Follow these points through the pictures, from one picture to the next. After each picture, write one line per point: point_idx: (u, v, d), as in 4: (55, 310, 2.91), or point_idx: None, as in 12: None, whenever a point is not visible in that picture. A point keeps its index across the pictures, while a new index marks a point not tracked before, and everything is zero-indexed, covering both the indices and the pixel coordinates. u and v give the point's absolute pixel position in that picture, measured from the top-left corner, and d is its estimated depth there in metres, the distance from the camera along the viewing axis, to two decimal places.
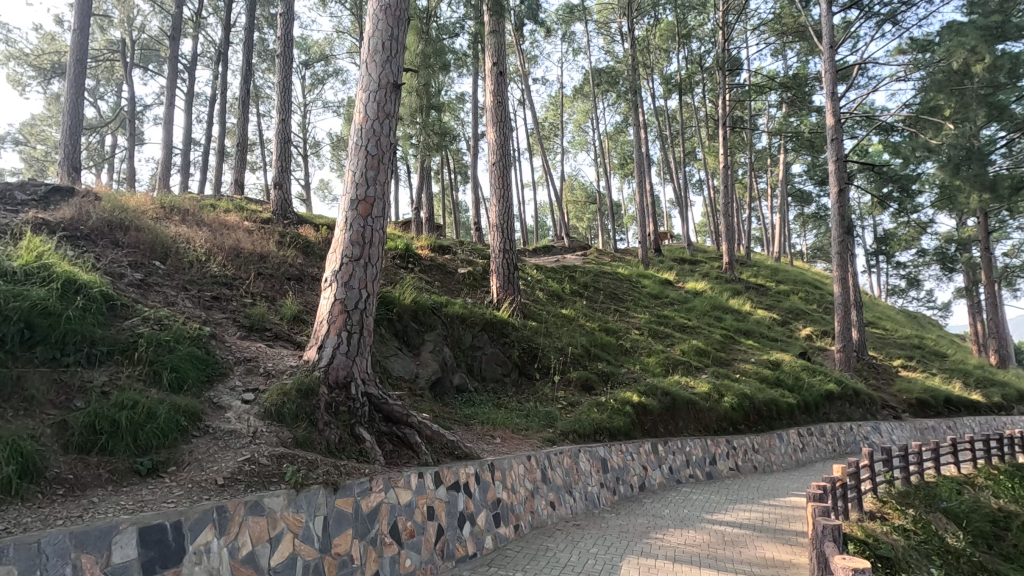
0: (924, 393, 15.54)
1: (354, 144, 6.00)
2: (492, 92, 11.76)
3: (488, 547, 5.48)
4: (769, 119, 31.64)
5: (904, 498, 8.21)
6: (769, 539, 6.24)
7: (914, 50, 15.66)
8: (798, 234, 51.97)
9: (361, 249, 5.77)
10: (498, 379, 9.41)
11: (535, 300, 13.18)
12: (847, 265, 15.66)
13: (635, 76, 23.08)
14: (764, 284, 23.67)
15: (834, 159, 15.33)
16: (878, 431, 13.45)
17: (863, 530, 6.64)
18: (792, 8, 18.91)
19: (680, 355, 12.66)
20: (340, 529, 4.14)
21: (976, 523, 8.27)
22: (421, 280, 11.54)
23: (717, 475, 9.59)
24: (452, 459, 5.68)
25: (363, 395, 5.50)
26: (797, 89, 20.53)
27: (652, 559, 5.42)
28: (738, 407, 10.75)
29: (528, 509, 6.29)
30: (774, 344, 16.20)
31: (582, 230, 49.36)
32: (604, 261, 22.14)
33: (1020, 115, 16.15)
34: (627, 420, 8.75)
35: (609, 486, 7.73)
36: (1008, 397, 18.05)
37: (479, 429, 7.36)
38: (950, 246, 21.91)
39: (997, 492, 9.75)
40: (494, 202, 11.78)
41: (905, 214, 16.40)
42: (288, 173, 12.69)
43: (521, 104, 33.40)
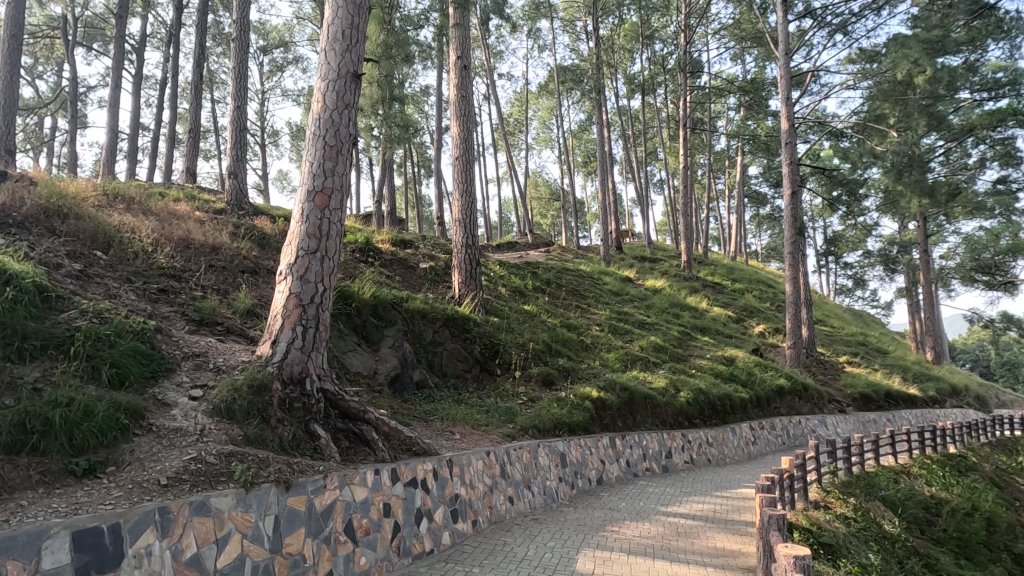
0: (867, 387, 16.35)
1: (312, 134, 5.84)
2: (456, 85, 11.68)
3: (445, 543, 5.46)
4: (727, 121, 32.49)
5: (846, 487, 8.62)
6: (719, 529, 6.44)
7: (862, 60, 16.33)
8: (753, 234, 53.75)
9: (317, 242, 5.63)
10: (458, 375, 9.39)
11: (498, 296, 13.17)
12: (798, 266, 16.30)
13: (598, 76, 23.33)
14: (721, 283, 24.37)
15: (788, 162, 15.83)
16: (824, 424, 14.06)
17: (807, 519, 6.94)
18: (750, 14, 19.47)
19: (638, 352, 12.88)
20: (292, 528, 4.05)
21: (911, 510, 8.78)
22: (382, 274, 11.38)
23: (672, 468, 9.84)
24: (410, 456, 5.62)
25: (318, 391, 5.37)
26: (755, 94, 21.16)
27: (607, 552, 5.51)
28: (693, 402, 11.03)
29: (486, 505, 6.29)
30: (729, 340, 16.72)
31: (546, 226, 49.73)
32: (567, 258, 22.32)
33: (957, 125, 17.11)
34: (587, 415, 8.87)
35: (568, 480, 7.83)
36: (942, 391, 19.17)
37: (438, 425, 7.32)
38: (893, 248, 23.06)
39: (930, 480, 10.33)
40: (457, 196, 11.71)
41: (852, 217, 17.16)
42: (243, 162, 12.25)
43: (486, 98, 33.28)
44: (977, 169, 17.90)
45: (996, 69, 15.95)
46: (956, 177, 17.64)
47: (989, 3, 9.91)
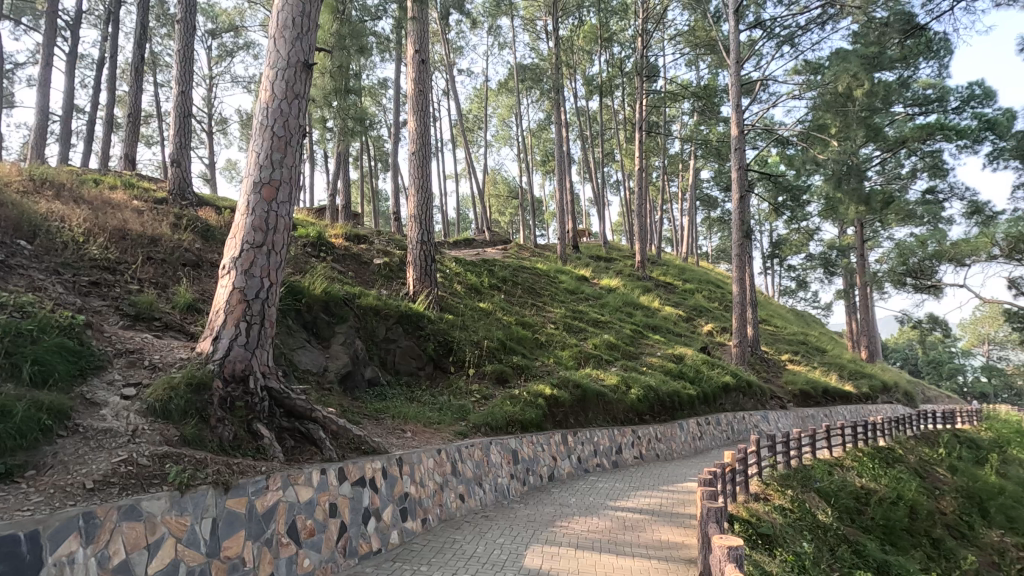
0: (806, 384, 17.17)
1: (259, 122, 5.64)
2: (413, 79, 11.51)
3: (393, 542, 5.41)
4: (681, 125, 33.37)
5: (785, 479, 9.05)
6: (665, 522, 6.65)
7: (808, 71, 17.07)
8: (704, 236, 55.53)
9: (264, 236, 5.45)
10: (412, 373, 9.29)
11: (453, 293, 13.11)
12: (744, 267, 16.92)
13: (558, 75, 23.53)
14: (672, 283, 25.05)
15: (737, 168, 16.37)
16: (766, 419, 14.67)
17: (748, 510, 7.23)
18: (704, 22, 20.07)
19: (591, 349, 13.08)
20: (231, 531, 3.91)
21: (843, 501, 9.30)
22: (334, 269, 11.13)
23: (622, 463, 10.07)
24: (358, 454, 5.53)
25: (262, 390, 5.21)
26: (708, 100, 21.81)
27: (555, 547, 5.58)
28: (643, 399, 11.31)
29: (435, 503, 6.26)
30: (679, 339, 17.22)
31: (504, 224, 49.85)
32: (524, 256, 22.42)
33: (892, 137, 18.17)
34: (539, 412, 8.95)
35: (519, 477, 7.88)
36: (874, 388, 20.38)
37: (389, 423, 7.24)
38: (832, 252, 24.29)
39: (861, 472, 10.96)
40: (413, 191, 11.56)
41: (795, 221, 17.95)
42: (187, 150, 11.72)
43: (445, 93, 33.02)
44: (908, 179, 19.07)
45: (926, 86, 17.03)
46: (891, 186, 18.76)
47: (920, 25, 10.45)
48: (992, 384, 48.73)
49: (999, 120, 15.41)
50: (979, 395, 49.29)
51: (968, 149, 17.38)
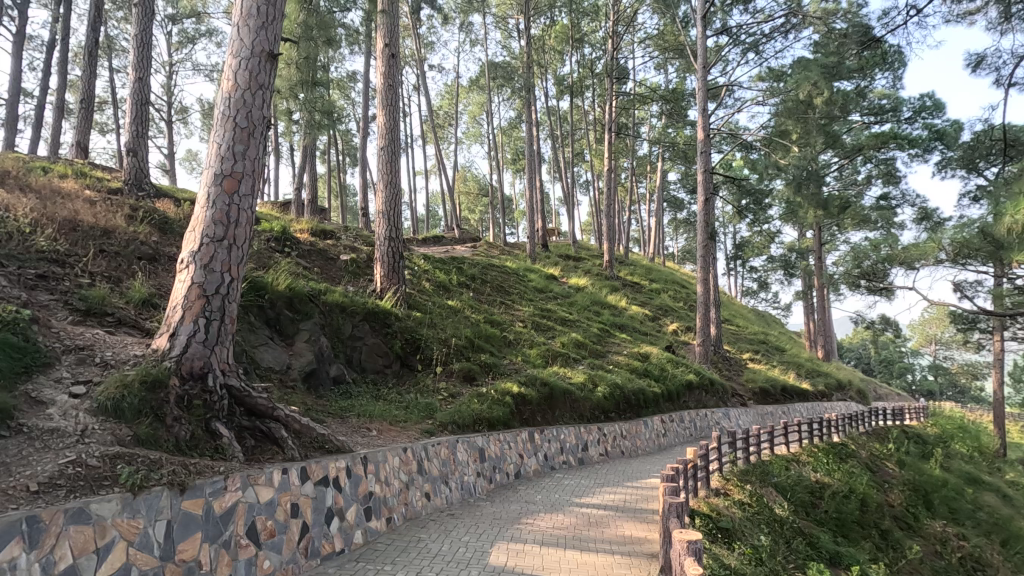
0: (766, 382, 17.70)
1: (220, 112, 5.48)
2: (382, 73, 11.34)
3: (357, 541, 5.34)
4: (650, 128, 33.88)
5: (744, 475, 9.32)
6: (628, 518, 6.76)
7: (771, 79, 17.55)
8: (671, 237, 56.58)
9: (224, 229, 5.30)
10: (378, 371, 9.18)
11: (421, 291, 13.01)
12: (709, 268, 17.30)
13: (529, 75, 23.60)
14: (639, 283, 25.46)
15: (703, 171, 16.73)
16: (727, 416, 15.07)
17: (708, 505, 7.41)
18: (673, 26, 20.42)
19: (559, 348, 13.18)
20: (187, 533, 3.80)
21: (799, 495, 9.63)
22: (299, 265, 10.91)
23: (588, 460, 10.19)
24: (321, 453, 5.44)
25: (222, 388, 5.07)
26: (676, 103, 22.20)
27: (520, 544, 5.60)
28: (609, 397, 11.45)
29: (401, 502, 6.21)
30: (645, 337, 17.51)
31: (474, 221, 49.75)
32: (493, 254, 22.44)
33: (849, 144, 18.87)
34: (506, 410, 8.98)
35: (486, 475, 7.89)
36: (829, 386, 21.16)
37: (354, 422, 7.14)
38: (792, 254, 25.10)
39: (816, 466, 11.37)
40: (381, 187, 11.41)
41: (757, 224, 18.46)
42: (144, 139, 11.27)
43: (416, 89, 32.70)
44: (864, 185, 19.85)
45: (881, 97, 17.75)
46: (848, 192, 19.48)
47: (876, 37, 10.84)
48: (938, 382, 51.24)
49: (948, 130, 16.17)
50: (926, 393, 51.81)
51: (919, 158, 18.20)
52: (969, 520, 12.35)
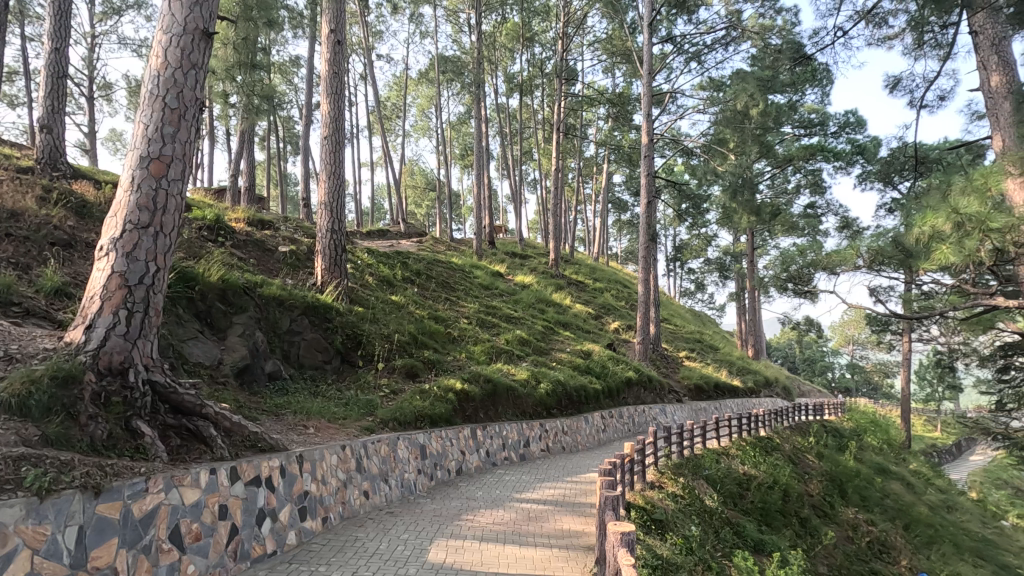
0: (700, 379, 18.49)
1: (148, 92, 5.14)
2: (328, 60, 10.98)
3: (290, 543, 5.17)
4: (597, 130, 34.52)
5: (678, 468, 9.70)
6: (567, 512, 6.89)
7: (711, 88, 18.27)
8: (614, 237, 57.95)
9: (150, 215, 4.98)
10: (317, 367, 8.91)
11: (364, 285, 12.70)
12: (650, 269, 17.84)
13: (479, 70, 23.52)
14: (583, 281, 25.95)
15: (646, 174, 17.21)
16: (663, 412, 15.61)
17: (643, 498, 7.67)
18: (621, 31, 20.87)
19: (504, 345, 13.23)
20: (101, 539, 3.55)
21: (728, 487, 10.12)
22: (233, 255, 10.42)
23: (529, 456, 10.30)
24: (253, 452, 5.23)
25: (145, 384, 4.78)
26: (622, 107, 22.75)
27: (459, 541, 5.60)
28: (552, 393, 11.62)
29: (338, 501, 6.07)
30: (587, 335, 17.87)
31: (421, 216, 49.19)
32: (439, 250, 22.27)
33: (781, 154, 19.94)
34: (449, 406, 8.93)
35: (427, 472, 7.83)
36: (757, 383, 22.33)
37: (290, 419, 6.91)
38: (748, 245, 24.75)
39: (744, 459, 11.97)
40: (324, 177, 11.05)
41: (696, 228, 19.21)
42: (60, 115, 10.42)
43: (362, 78, 31.88)
44: (793, 194, 21.05)
45: (810, 111, 18.88)
46: (779, 200, 20.59)
47: (807, 55, 11.49)
48: (855, 379, 55.21)
49: (868, 146, 17.41)
50: (843, 389, 55.81)
51: (843, 170, 19.46)
52: (877, 507, 13.37)
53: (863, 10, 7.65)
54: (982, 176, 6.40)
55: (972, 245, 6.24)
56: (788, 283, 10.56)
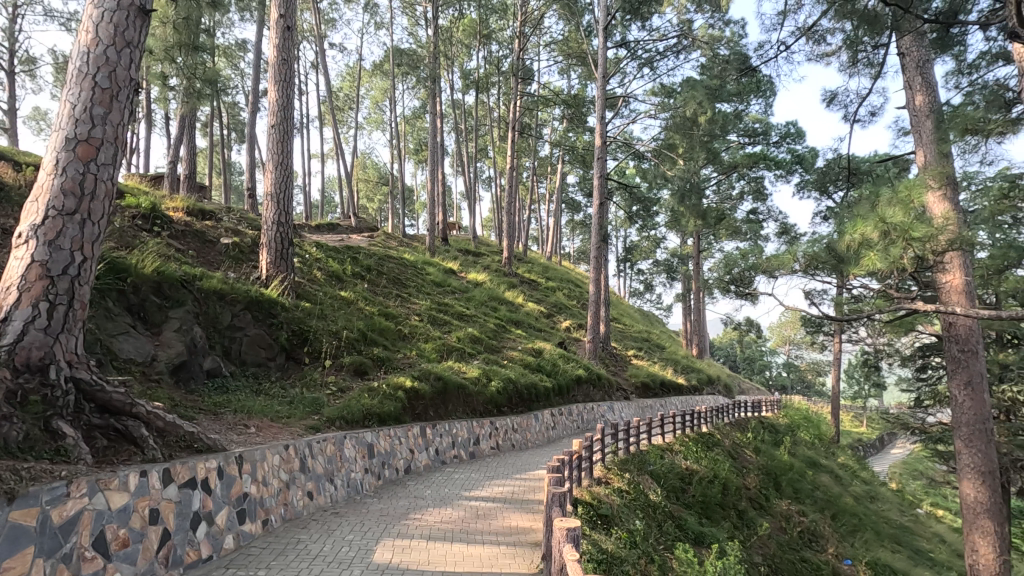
0: (647, 377, 19.01)
1: (75, 69, 4.80)
2: (276, 46, 10.57)
3: (227, 547, 4.97)
4: (552, 130, 34.83)
5: (624, 464, 9.94)
6: (514, 509, 6.93)
7: (663, 94, 18.76)
8: (567, 237, 58.71)
9: (76, 201, 4.65)
10: (260, 364, 8.59)
11: (311, 280, 12.33)
12: (601, 269, 18.16)
13: (435, 65, 23.27)
14: (535, 280, 26.15)
15: (599, 176, 17.50)
16: (611, 409, 15.94)
17: (590, 494, 7.81)
18: (577, 34, 21.13)
19: (455, 342, 13.16)
20: (15, 548, 3.28)
21: (671, 482, 10.46)
22: (170, 246, 9.90)
23: (478, 454, 10.29)
24: (189, 453, 4.99)
25: (68, 382, 4.48)
26: (577, 108, 23.07)
27: (406, 541, 5.53)
28: (502, 391, 11.65)
29: (280, 502, 5.88)
30: (539, 333, 18.02)
31: (373, 210, 48.30)
32: (391, 245, 21.94)
33: (727, 161, 20.69)
34: (398, 404, 8.80)
35: (374, 471, 7.70)
36: (700, 381, 23.16)
37: (229, 418, 6.64)
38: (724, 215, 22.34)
39: (686, 454, 12.39)
40: (270, 167, 10.64)
41: (646, 230, 19.69)
42: None
43: (314, 66, 30.94)
44: (737, 200, 21.94)
45: (754, 121, 19.72)
46: (724, 205, 21.39)
47: (752, 67, 11.98)
48: (790, 378, 58.18)
49: (806, 156, 18.35)
50: (779, 387, 58.74)
51: (783, 178, 20.42)
52: (808, 498, 14.16)
53: (804, 27, 8.01)
54: (906, 188, 6.83)
55: (897, 252, 6.68)
56: (731, 285, 10.87)
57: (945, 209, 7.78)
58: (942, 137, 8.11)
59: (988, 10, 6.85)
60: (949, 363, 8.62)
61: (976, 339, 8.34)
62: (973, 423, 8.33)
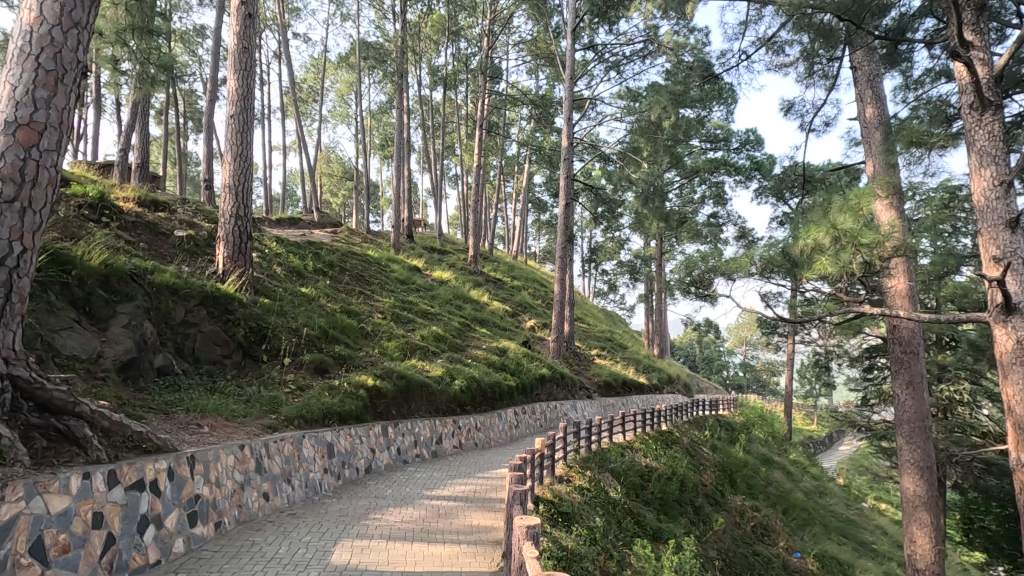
0: (610, 377, 19.30)
1: (16, 48, 4.53)
2: (237, 34, 10.25)
3: (177, 551, 4.79)
4: (519, 129, 34.90)
5: (586, 462, 10.07)
6: (476, 508, 6.92)
7: (629, 98, 19.03)
8: (533, 237, 58.94)
9: (16, 189, 4.40)
10: (215, 362, 8.31)
11: (271, 276, 12.00)
12: (566, 269, 18.32)
13: (402, 60, 23.01)
14: (501, 279, 26.18)
15: (566, 176, 17.64)
16: (574, 408, 16.11)
17: (552, 492, 7.87)
18: (546, 35, 21.24)
19: (419, 341, 13.05)
20: None
21: (631, 479, 10.66)
22: (119, 238, 9.47)
23: (441, 453, 10.24)
24: (136, 454, 4.79)
25: (4, 380, 4.24)
26: (545, 109, 23.18)
27: (365, 541, 5.45)
28: (466, 390, 11.62)
29: (234, 504, 5.71)
30: (504, 332, 18.05)
31: (337, 205, 47.43)
32: (355, 241, 21.57)
33: (690, 165, 21.18)
34: (359, 403, 8.66)
35: (334, 471, 7.57)
36: (661, 380, 23.65)
37: (181, 418, 6.40)
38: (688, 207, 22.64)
39: (646, 452, 12.65)
40: (229, 159, 10.30)
41: (610, 231, 19.96)
42: None
43: (276, 56, 30.09)
44: (699, 204, 22.50)
45: (716, 127, 20.24)
46: (686, 209, 21.91)
47: (714, 74, 12.31)
48: (746, 377, 60.03)
49: (764, 163, 18.97)
50: (736, 386, 60.47)
51: (742, 184, 21.04)
52: (761, 494, 14.66)
53: (764, 37, 8.27)
54: (856, 196, 7.15)
55: (846, 258, 6.96)
56: (691, 287, 11.12)
57: (891, 217, 8.18)
58: (890, 148, 8.51)
59: (932, 29, 7.23)
60: (893, 364, 9.07)
61: (917, 340, 8.80)
62: (914, 420, 8.78)
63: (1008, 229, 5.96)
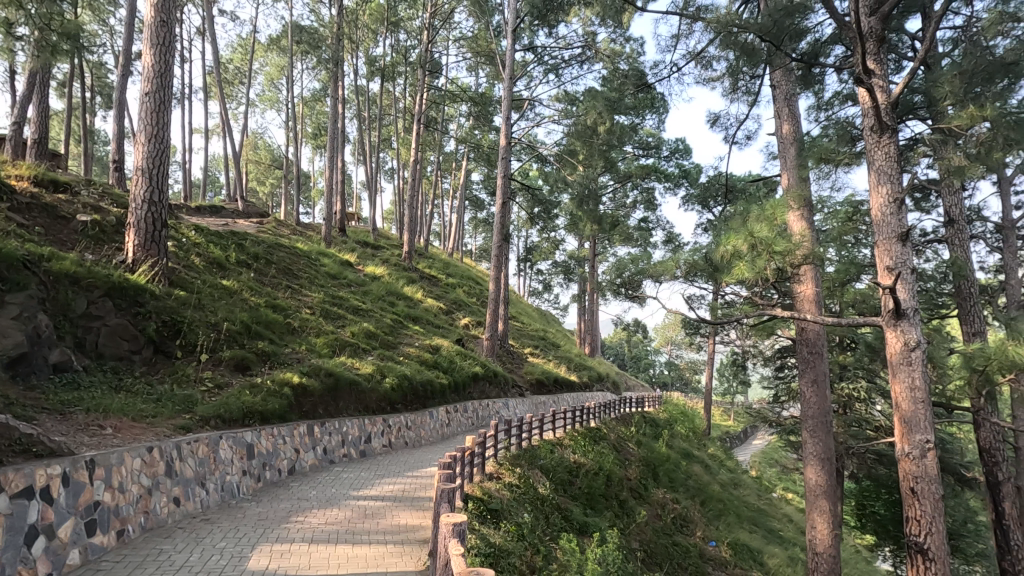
0: (542, 375, 19.55)
1: None
2: (154, 6, 9.53)
3: (72, 563, 4.40)
4: (458, 126, 34.65)
5: (516, 459, 10.17)
6: (404, 507, 6.82)
7: (567, 101, 19.34)
8: (470, 235, 58.69)
9: None
10: (121, 357, 7.70)
11: (188, 267, 11.26)
12: (501, 267, 18.38)
13: (337, 48, 22.22)
14: (435, 276, 25.89)
15: (503, 175, 17.69)
16: (506, 406, 16.21)
17: (481, 489, 7.89)
18: (486, 33, 21.20)
19: (348, 337, 12.68)
20: None
21: (560, 475, 10.87)
22: (9, 220, 8.56)
23: (370, 452, 10.02)
24: (26, 458, 4.34)
25: None
26: (483, 107, 23.15)
27: (285, 545, 5.24)
28: (397, 388, 11.42)
29: (140, 510, 5.32)
30: (437, 330, 17.86)
31: (264, 195, 45.14)
32: (283, 233, 20.63)
33: (623, 170, 21.86)
34: (283, 402, 8.31)
35: (253, 473, 7.22)
36: (591, 378, 24.25)
37: (81, 419, 5.90)
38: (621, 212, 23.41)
39: (575, 448, 12.94)
40: (142, 140, 9.55)
41: (546, 231, 20.21)
42: None
43: (199, 33, 28.20)
44: (630, 208, 23.25)
45: (648, 134, 21.00)
46: (618, 212, 22.58)
47: (647, 84, 12.75)
48: (671, 376, 62.63)
49: (691, 171, 19.90)
50: (661, 384, 62.93)
51: (671, 190, 21.96)
52: (681, 487, 15.40)
53: (693, 52, 8.68)
54: (771, 207, 7.67)
55: (762, 264, 7.41)
56: (621, 288, 11.43)
57: (802, 227, 8.82)
58: (803, 164, 9.16)
59: (841, 56, 7.88)
60: (801, 363, 9.76)
61: (821, 342, 9.54)
62: (817, 416, 9.51)
63: (900, 242, 6.58)
